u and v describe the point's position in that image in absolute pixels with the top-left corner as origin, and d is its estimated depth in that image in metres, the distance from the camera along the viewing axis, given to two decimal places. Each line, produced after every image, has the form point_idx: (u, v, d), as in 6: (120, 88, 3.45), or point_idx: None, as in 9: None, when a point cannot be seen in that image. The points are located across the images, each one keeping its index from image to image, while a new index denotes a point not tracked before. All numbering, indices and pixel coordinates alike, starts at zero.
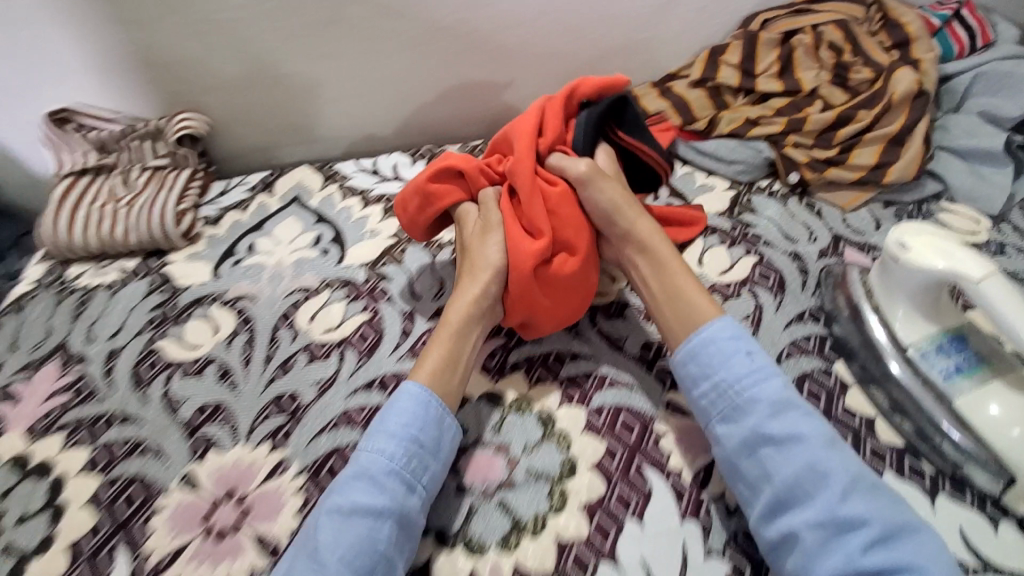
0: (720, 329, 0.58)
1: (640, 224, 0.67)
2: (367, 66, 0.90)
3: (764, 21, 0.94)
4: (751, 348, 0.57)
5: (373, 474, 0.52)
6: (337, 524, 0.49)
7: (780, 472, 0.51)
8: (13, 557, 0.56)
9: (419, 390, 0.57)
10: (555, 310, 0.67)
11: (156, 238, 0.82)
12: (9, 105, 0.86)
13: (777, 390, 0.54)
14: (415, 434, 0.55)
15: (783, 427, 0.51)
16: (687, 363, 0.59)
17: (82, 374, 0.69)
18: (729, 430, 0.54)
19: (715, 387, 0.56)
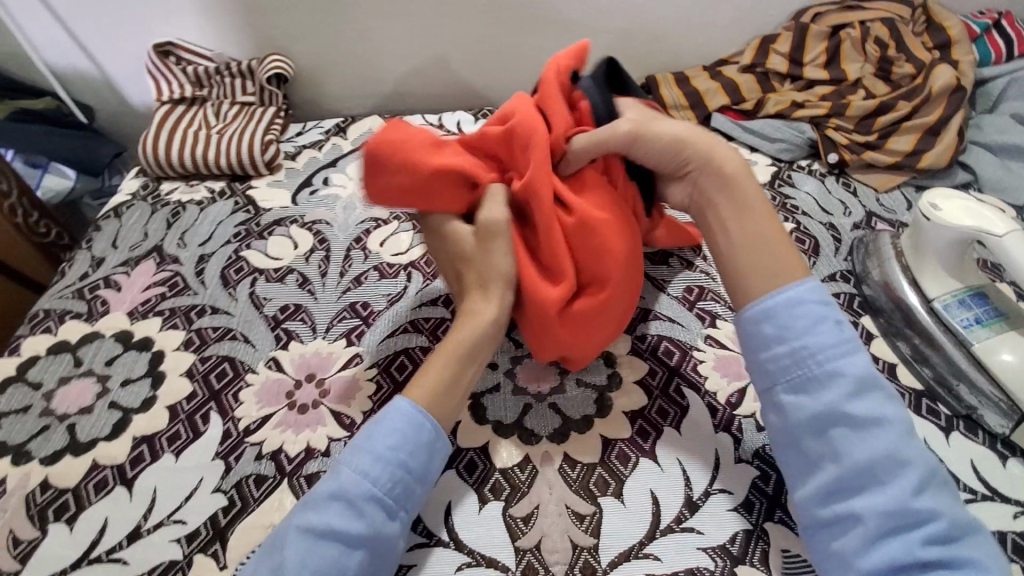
0: (811, 290, 0.53)
1: (726, 159, 0.59)
2: (442, 27, 0.98)
3: (814, 15, 0.99)
4: (837, 318, 0.53)
5: (352, 497, 0.48)
6: (309, 544, 0.46)
7: (854, 451, 0.47)
8: (117, 412, 0.62)
9: (409, 411, 0.52)
10: (587, 330, 0.60)
11: (244, 164, 0.90)
12: (123, 36, 0.96)
13: (861, 367, 0.50)
14: (403, 458, 0.50)
15: (866, 409, 0.48)
16: (763, 323, 0.53)
17: (177, 272, 0.77)
18: (800, 401, 0.50)
19: (794, 355, 0.51)
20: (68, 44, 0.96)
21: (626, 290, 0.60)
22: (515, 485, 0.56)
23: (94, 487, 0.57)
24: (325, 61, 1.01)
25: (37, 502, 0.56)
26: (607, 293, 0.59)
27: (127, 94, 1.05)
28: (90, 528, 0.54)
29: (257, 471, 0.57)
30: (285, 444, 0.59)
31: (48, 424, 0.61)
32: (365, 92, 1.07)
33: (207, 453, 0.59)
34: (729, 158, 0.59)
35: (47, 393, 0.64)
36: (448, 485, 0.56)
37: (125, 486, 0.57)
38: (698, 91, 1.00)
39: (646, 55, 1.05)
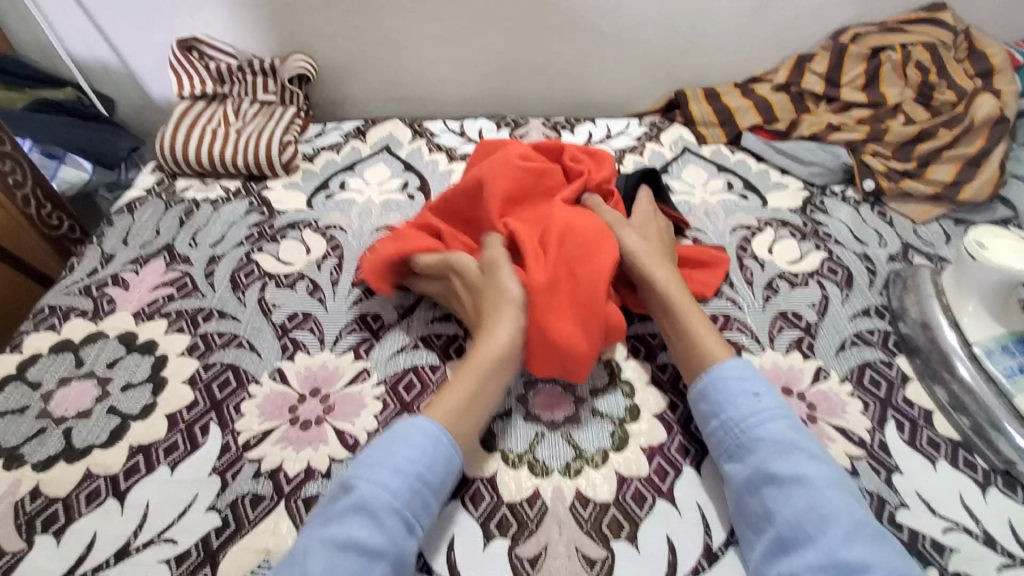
0: (732, 369, 0.56)
1: (660, 274, 0.64)
2: (467, 32, 0.96)
3: (854, 35, 0.93)
4: (761, 389, 0.55)
5: (373, 510, 0.47)
6: (331, 557, 0.45)
7: (783, 511, 0.48)
8: (116, 417, 0.60)
9: (427, 426, 0.52)
10: (574, 327, 0.59)
11: (262, 164, 0.88)
12: (148, 29, 0.95)
13: (784, 431, 0.52)
14: (421, 472, 0.50)
15: (787, 467, 0.49)
16: (699, 400, 0.57)
17: (186, 273, 0.75)
18: (735, 468, 0.52)
19: (724, 425, 0.54)
20: (92, 34, 0.96)
21: (601, 282, 0.59)
22: (523, 522, 0.53)
23: (85, 497, 0.55)
24: (348, 62, 0.99)
25: (26, 511, 0.54)
26: (585, 284, 0.59)
27: (150, 91, 1.05)
28: (77, 542, 0.52)
29: (253, 490, 0.55)
30: (284, 462, 0.57)
31: (44, 427, 0.60)
32: (386, 96, 1.05)
33: (203, 468, 0.56)
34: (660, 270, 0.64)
35: (46, 394, 0.62)
36: (453, 518, 0.53)
37: (117, 498, 0.55)
38: (729, 108, 0.97)
39: (677, 70, 1.02)
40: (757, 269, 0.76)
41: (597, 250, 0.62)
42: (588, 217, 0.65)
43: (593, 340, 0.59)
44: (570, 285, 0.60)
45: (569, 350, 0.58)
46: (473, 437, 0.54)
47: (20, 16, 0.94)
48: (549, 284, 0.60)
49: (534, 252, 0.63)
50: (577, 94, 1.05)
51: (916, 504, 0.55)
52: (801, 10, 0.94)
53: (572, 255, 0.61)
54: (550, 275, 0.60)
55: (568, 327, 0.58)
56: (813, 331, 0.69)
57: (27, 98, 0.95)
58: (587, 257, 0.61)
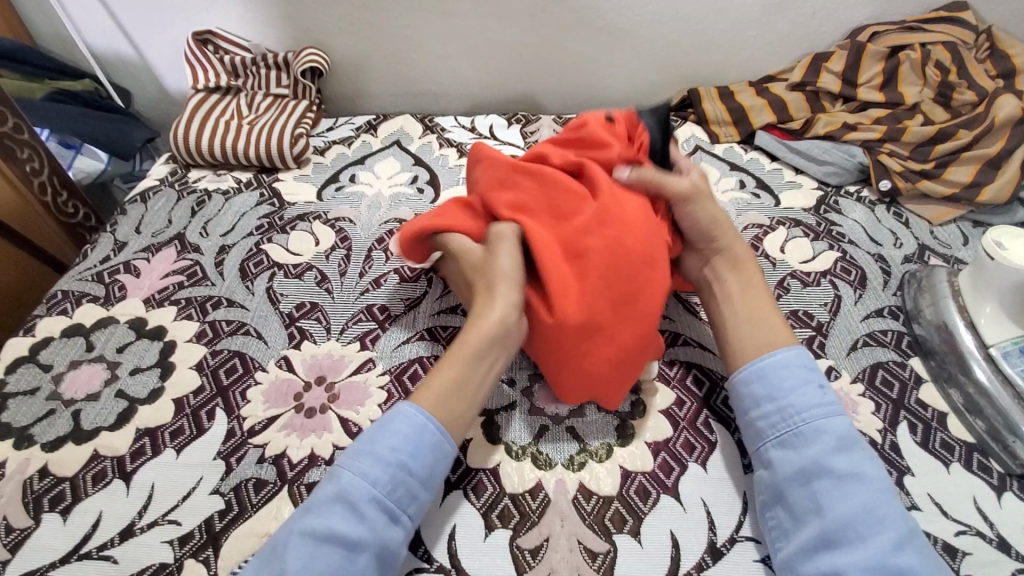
0: (798, 357, 0.55)
1: (737, 246, 0.64)
2: (480, 29, 0.96)
3: (872, 34, 0.93)
4: (823, 382, 0.54)
5: (353, 500, 0.46)
6: (311, 548, 0.44)
7: (835, 507, 0.47)
8: (123, 401, 0.61)
9: (410, 412, 0.51)
10: (609, 363, 0.55)
11: (273, 157, 0.88)
12: (166, 22, 0.97)
13: (845, 427, 0.51)
14: (404, 460, 0.48)
15: (847, 463, 0.48)
16: (754, 382, 0.55)
17: (196, 262, 0.76)
18: (787, 456, 0.51)
19: (781, 411, 0.52)
20: (109, 26, 0.97)
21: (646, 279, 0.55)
22: (525, 514, 0.52)
23: (91, 478, 0.55)
24: (360, 56, 1.00)
25: (33, 490, 0.54)
26: (626, 315, 0.55)
27: (165, 81, 1.06)
28: (82, 522, 0.52)
29: (257, 475, 0.55)
30: (288, 449, 0.57)
31: (53, 408, 0.60)
32: (398, 91, 1.06)
33: (208, 452, 0.57)
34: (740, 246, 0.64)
35: (57, 376, 0.63)
36: (454, 508, 0.53)
37: (123, 479, 0.55)
38: (743, 107, 0.96)
39: (689, 67, 1.01)
40: (768, 267, 0.75)
41: (645, 276, 0.55)
42: (630, 200, 0.59)
43: (627, 368, 0.56)
44: (609, 316, 0.55)
45: (603, 382, 0.56)
46: (463, 422, 0.53)
47: (40, 8, 0.96)
48: (590, 323, 0.54)
49: (565, 273, 0.56)
50: (588, 91, 1.05)
51: (928, 506, 0.53)
52: (817, 8, 0.93)
53: (615, 244, 0.55)
54: (589, 310, 0.54)
55: (605, 362, 0.55)
56: (824, 330, 0.67)
57: (45, 87, 0.97)
58: (634, 284, 0.55)
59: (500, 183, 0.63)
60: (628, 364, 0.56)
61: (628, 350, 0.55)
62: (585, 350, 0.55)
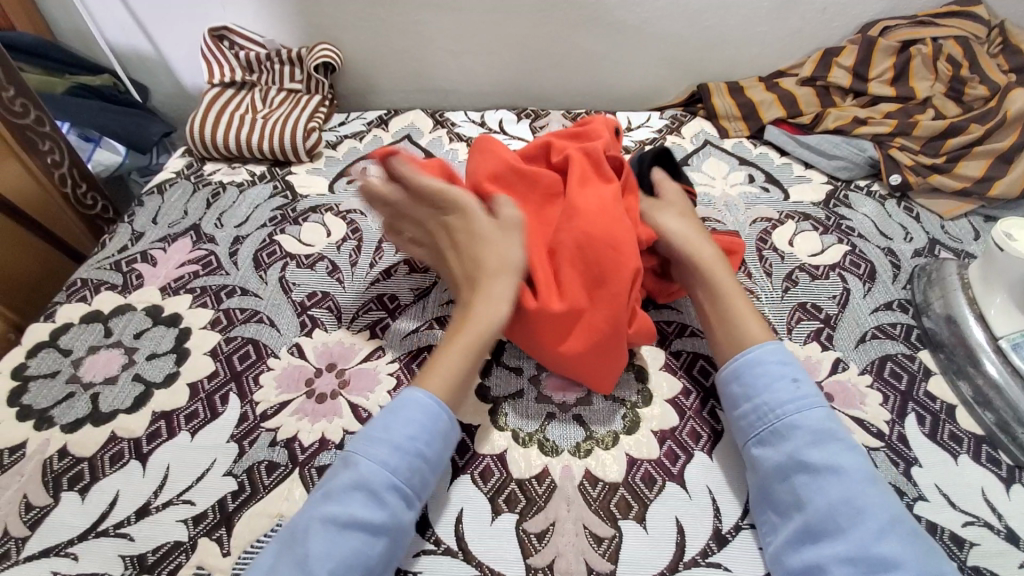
0: (771, 352, 0.55)
1: (705, 247, 0.63)
2: (490, 25, 0.97)
3: (883, 29, 0.92)
4: (798, 375, 0.54)
5: (374, 487, 0.47)
6: (332, 534, 0.45)
7: (815, 500, 0.47)
8: (140, 385, 0.62)
9: (422, 399, 0.52)
10: (590, 349, 0.56)
11: (287, 150, 0.90)
12: (183, 19, 0.99)
13: (821, 420, 0.51)
14: (420, 448, 0.50)
15: (822, 456, 0.48)
16: (730, 382, 0.56)
17: (211, 252, 0.78)
18: (766, 452, 0.51)
19: (756, 410, 0.53)
20: (128, 23, 0.99)
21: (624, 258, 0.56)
22: (532, 499, 0.53)
23: (109, 458, 0.57)
24: (373, 52, 1.01)
25: (53, 469, 0.56)
26: (603, 299, 0.56)
27: (181, 77, 1.08)
28: (100, 500, 0.54)
29: (269, 458, 0.56)
30: (299, 433, 0.58)
31: (73, 391, 0.62)
32: (409, 86, 1.07)
33: (222, 435, 0.58)
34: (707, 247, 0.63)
35: (76, 361, 0.65)
36: (461, 492, 0.53)
37: (139, 460, 0.56)
38: (753, 102, 0.96)
39: (699, 63, 1.01)
40: (776, 260, 0.75)
41: (614, 258, 0.56)
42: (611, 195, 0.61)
43: (611, 353, 0.57)
44: (587, 303, 0.56)
45: (588, 368, 0.58)
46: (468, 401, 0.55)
47: (61, 5, 0.98)
48: (567, 313, 0.56)
49: (546, 271, 0.59)
50: (598, 87, 1.06)
51: (935, 496, 0.53)
52: (828, 3, 0.93)
53: (593, 228, 0.57)
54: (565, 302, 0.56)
55: (586, 347, 0.56)
56: (832, 323, 0.67)
57: (66, 82, 0.99)
58: (605, 268, 0.56)
59: (495, 176, 0.65)
60: (612, 348, 0.57)
61: (604, 334, 0.56)
62: (568, 335, 0.57)
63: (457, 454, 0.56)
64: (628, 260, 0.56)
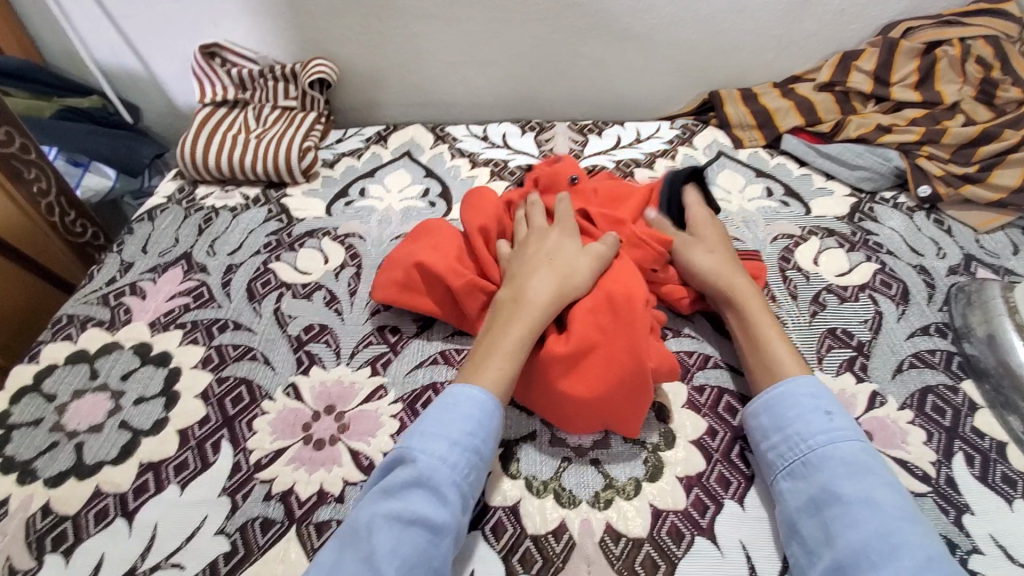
0: (803, 383, 0.53)
1: (736, 282, 0.62)
2: (491, 35, 0.92)
3: (906, 30, 0.87)
4: (832, 407, 0.51)
5: (435, 484, 0.46)
6: (396, 532, 0.43)
7: (845, 535, 0.44)
8: (126, 433, 0.59)
9: (477, 396, 0.51)
10: (611, 384, 0.53)
11: (281, 170, 0.86)
12: (172, 36, 0.95)
13: (855, 452, 0.48)
14: (478, 445, 0.49)
15: (854, 488, 0.46)
16: (760, 411, 0.53)
17: (203, 282, 0.74)
18: (796, 484, 0.48)
19: (787, 440, 0.50)
20: (116, 40, 0.96)
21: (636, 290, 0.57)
22: (548, 559, 0.49)
23: (93, 517, 0.53)
24: (369, 66, 0.97)
25: (35, 529, 0.52)
26: (619, 330, 0.54)
27: (173, 94, 1.05)
28: (83, 565, 0.50)
29: (264, 514, 0.52)
30: (296, 484, 0.54)
31: (56, 441, 0.58)
32: (408, 100, 1.03)
33: (214, 488, 0.54)
34: (740, 280, 0.62)
35: (60, 407, 0.61)
36: (472, 552, 0.49)
37: (125, 518, 0.52)
38: (768, 110, 0.91)
39: (711, 69, 0.97)
40: (801, 281, 0.70)
41: (622, 291, 0.56)
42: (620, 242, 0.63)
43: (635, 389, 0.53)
44: (601, 336, 0.55)
45: (609, 410, 0.53)
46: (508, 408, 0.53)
47: (47, 24, 0.94)
48: (578, 346, 0.54)
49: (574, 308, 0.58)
50: (605, 96, 1.01)
51: (991, 549, 0.49)
52: (846, 4, 0.88)
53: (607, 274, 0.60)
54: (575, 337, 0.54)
55: (603, 384, 0.53)
56: (865, 350, 0.63)
57: (54, 105, 0.96)
58: (614, 301, 0.56)
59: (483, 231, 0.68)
60: (636, 384, 0.53)
61: (625, 366, 0.53)
62: (576, 373, 0.54)
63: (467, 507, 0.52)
64: (638, 294, 0.57)
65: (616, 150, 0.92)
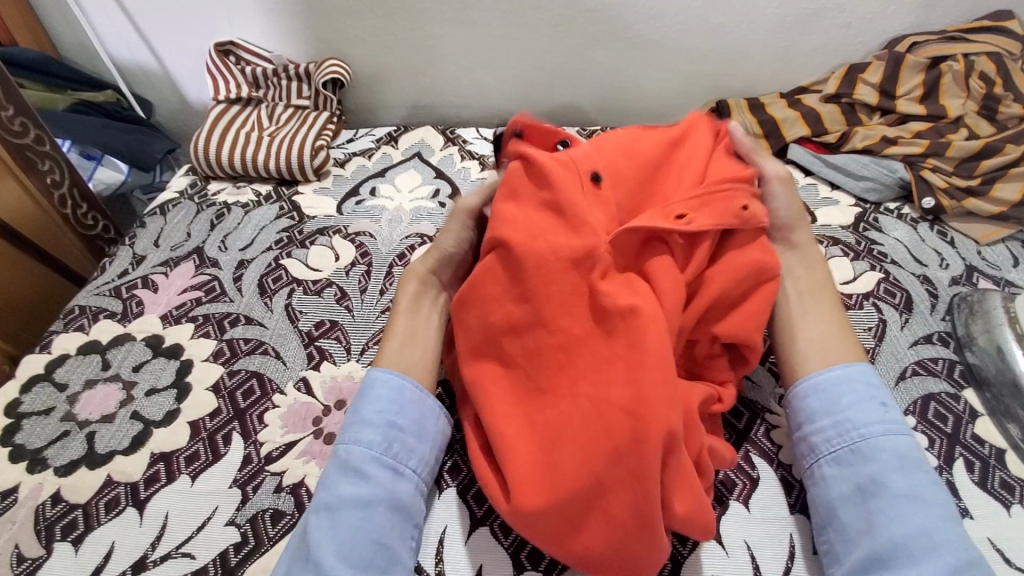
0: (859, 370, 0.52)
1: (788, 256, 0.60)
2: (505, 40, 0.94)
3: (910, 45, 0.89)
4: (886, 399, 0.51)
5: (354, 465, 0.48)
6: (327, 518, 0.46)
7: (890, 529, 0.44)
8: (138, 423, 0.59)
9: (383, 387, 0.53)
10: (608, 545, 0.44)
11: (294, 168, 0.87)
12: (188, 33, 0.96)
13: (908, 448, 0.47)
14: (392, 420, 0.51)
15: (906, 484, 0.45)
16: (808, 393, 0.52)
17: (214, 277, 0.74)
18: (841, 474, 0.48)
19: (836, 425, 0.49)
20: (133, 37, 0.97)
21: (645, 433, 0.43)
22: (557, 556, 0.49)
23: (104, 505, 0.53)
24: (383, 67, 0.99)
25: (46, 517, 0.53)
26: (618, 484, 0.43)
27: (186, 91, 1.06)
28: (94, 553, 0.50)
29: (274, 506, 0.53)
30: (306, 477, 0.54)
31: (67, 429, 0.59)
32: (420, 101, 1.04)
33: (224, 480, 0.54)
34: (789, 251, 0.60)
35: (72, 396, 0.62)
36: (479, 547, 0.50)
37: (136, 507, 0.53)
38: (775, 120, 0.92)
39: (719, 78, 0.98)
40: None
41: (627, 429, 0.44)
42: (637, 327, 0.46)
43: (643, 552, 0.44)
44: (596, 482, 0.44)
45: (609, 567, 0.45)
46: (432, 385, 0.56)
47: (65, 19, 0.95)
48: (563, 498, 0.44)
49: (557, 435, 0.46)
50: (614, 102, 1.03)
51: (989, 553, 0.50)
52: (853, 18, 0.90)
53: (605, 394, 0.46)
54: (566, 485, 0.44)
55: (598, 544, 0.44)
56: (869, 357, 0.64)
57: (68, 98, 0.97)
58: (619, 443, 0.43)
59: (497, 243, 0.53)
60: (643, 553, 0.43)
61: (625, 529, 0.43)
62: (558, 522, 0.45)
63: (475, 504, 0.52)
64: (652, 431, 0.42)
65: None
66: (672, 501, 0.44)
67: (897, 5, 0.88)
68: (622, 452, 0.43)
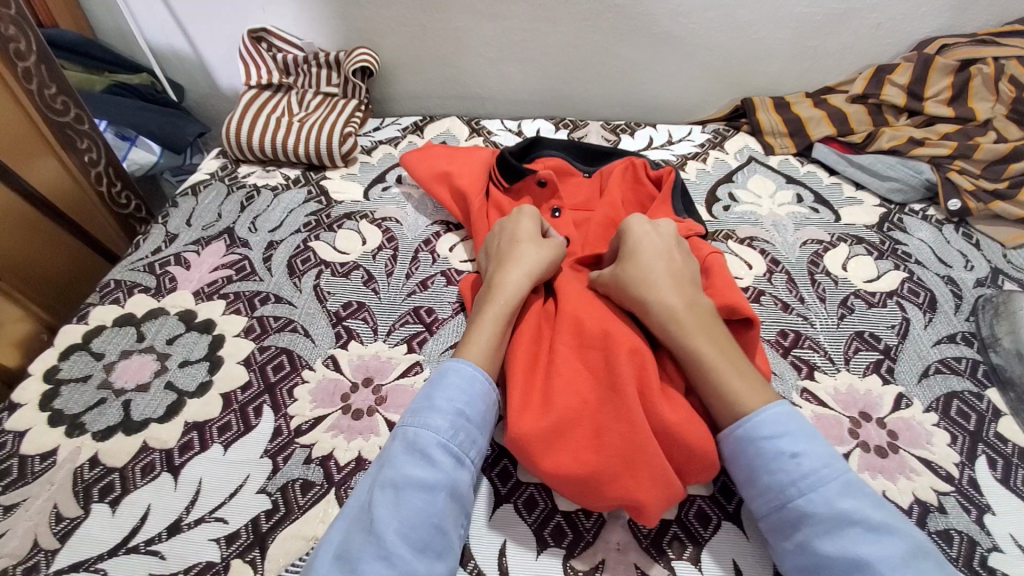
0: (761, 424, 0.49)
1: (673, 301, 0.56)
2: (532, 34, 0.95)
3: (940, 47, 0.88)
4: (797, 447, 0.47)
5: (421, 448, 0.48)
6: (392, 497, 0.45)
7: None
8: (173, 393, 0.61)
9: (464, 370, 0.53)
10: (606, 454, 0.49)
11: (323, 155, 0.88)
12: (221, 20, 0.98)
13: (834, 500, 0.44)
14: (461, 409, 0.51)
15: (835, 550, 0.43)
16: (731, 465, 0.50)
17: (245, 256, 0.76)
18: (782, 543, 0.46)
19: (760, 494, 0.48)
20: (168, 23, 0.99)
21: (619, 353, 0.53)
22: (580, 534, 0.50)
23: (140, 470, 0.55)
24: (410, 57, 1.00)
25: (84, 478, 0.54)
26: (606, 402, 0.52)
27: (217, 77, 1.08)
28: (131, 514, 0.52)
29: (304, 476, 0.54)
30: (335, 450, 0.56)
31: (104, 397, 0.61)
32: (445, 93, 1.06)
33: (256, 450, 0.56)
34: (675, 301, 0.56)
35: (108, 365, 0.63)
36: (504, 522, 0.51)
37: (171, 472, 0.55)
38: (800, 118, 0.93)
39: (744, 77, 0.98)
40: (829, 285, 0.72)
41: (599, 354, 0.55)
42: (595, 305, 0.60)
43: (644, 460, 0.48)
44: (587, 406, 0.52)
45: (615, 480, 0.48)
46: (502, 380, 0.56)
47: (102, 3, 0.98)
48: (560, 419, 0.51)
49: (538, 381, 0.55)
50: (638, 98, 1.03)
51: (1011, 549, 0.49)
52: (882, 19, 0.89)
53: (574, 342, 0.56)
54: (559, 408, 0.51)
55: (595, 454, 0.49)
56: (892, 354, 0.64)
57: (105, 81, 1.00)
58: (599, 372, 0.54)
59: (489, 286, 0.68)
60: (638, 455, 0.48)
61: (618, 437, 0.49)
62: (559, 446, 0.50)
63: (499, 481, 0.54)
64: (621, 344, 0.54)
65: (648, 150, 0.94)
66: (659, 408, 0.50)
67: (927, 7, 0.88)
68: (597, 371, 0.54)
